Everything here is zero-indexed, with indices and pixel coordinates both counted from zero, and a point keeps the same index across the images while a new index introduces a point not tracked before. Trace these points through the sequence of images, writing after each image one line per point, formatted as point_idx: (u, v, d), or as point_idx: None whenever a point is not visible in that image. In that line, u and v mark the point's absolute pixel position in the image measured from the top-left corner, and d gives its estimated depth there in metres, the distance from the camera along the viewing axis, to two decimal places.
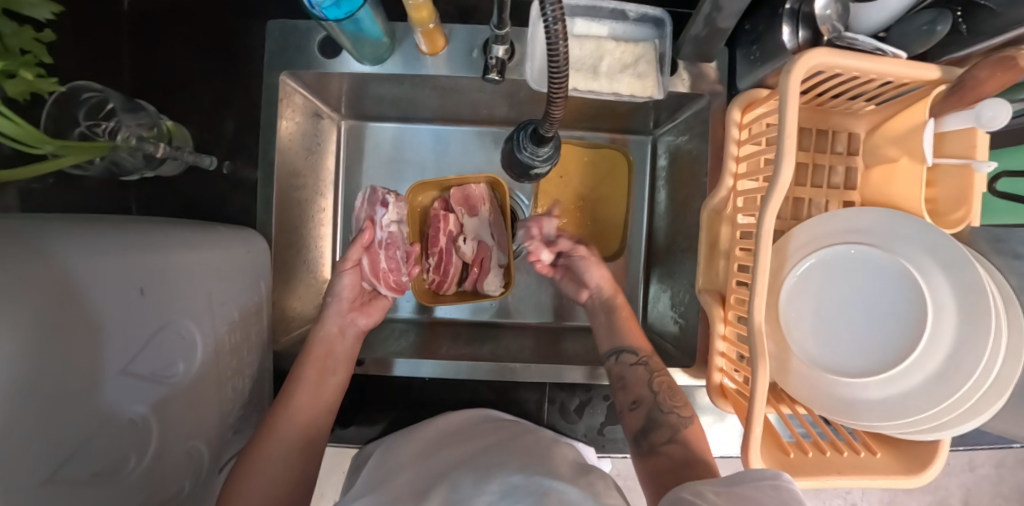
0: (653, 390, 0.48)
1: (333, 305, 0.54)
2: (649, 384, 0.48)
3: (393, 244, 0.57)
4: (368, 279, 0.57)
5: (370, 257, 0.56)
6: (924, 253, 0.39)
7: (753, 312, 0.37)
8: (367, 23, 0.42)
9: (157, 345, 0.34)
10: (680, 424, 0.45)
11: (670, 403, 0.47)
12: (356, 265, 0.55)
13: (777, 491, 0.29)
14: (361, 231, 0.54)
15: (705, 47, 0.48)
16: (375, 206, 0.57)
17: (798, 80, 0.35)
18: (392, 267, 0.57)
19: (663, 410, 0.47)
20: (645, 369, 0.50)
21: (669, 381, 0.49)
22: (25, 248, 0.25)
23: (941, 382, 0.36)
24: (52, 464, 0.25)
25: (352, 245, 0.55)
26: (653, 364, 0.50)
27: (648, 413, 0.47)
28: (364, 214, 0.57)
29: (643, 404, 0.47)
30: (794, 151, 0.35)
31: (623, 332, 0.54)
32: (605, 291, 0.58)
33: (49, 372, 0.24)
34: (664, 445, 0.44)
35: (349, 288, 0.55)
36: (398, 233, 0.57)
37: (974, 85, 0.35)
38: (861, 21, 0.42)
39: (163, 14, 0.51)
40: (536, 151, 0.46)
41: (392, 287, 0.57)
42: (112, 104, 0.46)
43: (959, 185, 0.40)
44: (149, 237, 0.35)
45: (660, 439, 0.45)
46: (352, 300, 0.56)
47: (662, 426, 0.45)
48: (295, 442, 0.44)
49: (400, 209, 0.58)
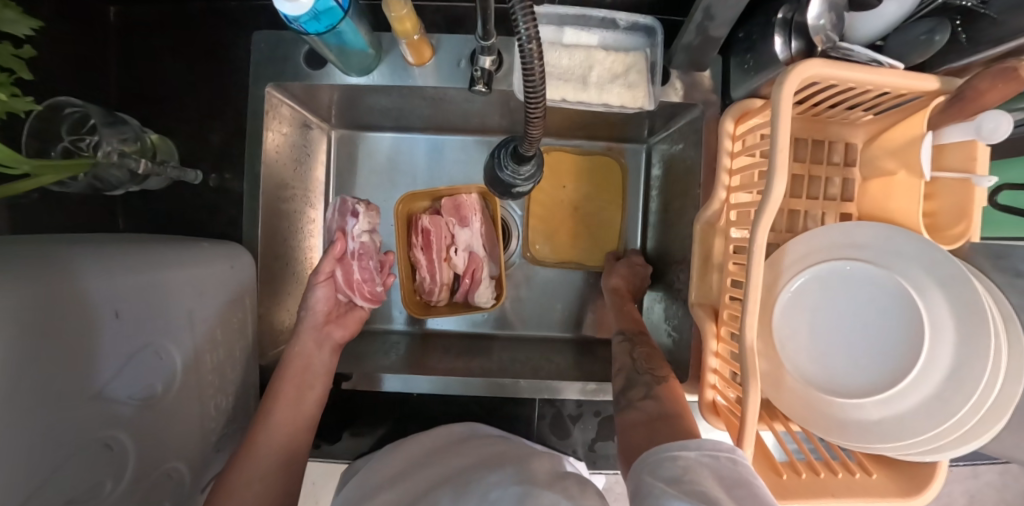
0: (632, 358, 0.49)
1: (307, 318, 0.53)
2: (630, 354, 0.49)
3: (367, 254, 0.56)
4: (343, 289, 0.56)
5: (343, 268, 0.56)
6: (922, 270, 0.37)
7: (744, 332, 0.36)
8: (350, 35, 0.41)
9: (132, 368, 0.33)
10: (657, 382, 0.44)
11: (647, 366, 0.47)
12: (329, 277, 0.55)
13: (733, 464, 0.30)
14: (332, 243, 0.54)
15: (698, 55, 0.47)
16: (345, 216, 0.56)
17: (792, 90, 0.33)
18: (365, 277, 0.56)
19: (640, 372, 0.46)
20: (628, 343, 0.51)
21: (648, 352, 0.49)
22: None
23: (939, 404, 0.35)
24: (22, 493, 0.25)
25: (325, 257, 0.55)
26: (638, 339, 0.52)
27: (628, 375, 0.47)
28: (335, 225, 0.56)
29: (624, 370, 0.48)
30: (786, 165, 0.33)
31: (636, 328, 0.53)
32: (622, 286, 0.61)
33: (14, 403, 0.23)
34: (640, 400, 0.43)
35: (324, 300, 0.54)
36: (371, 243, 0.56)
37: (975, 96, 0.34)
38: (856, 31, 0.40)
39: (149, 25, 0.51)
40: (518, 170, 0.45)
41: (367, 298, 0.57)
42: (93, 120, 0.44)
43: (959, 198, 0.38)
44: (127, 256, 0.35)
45: (637, 395, 0.44)
46: (327, 313, 0.55)
47: (638, 383, 0.45)
48: (275, 460, 0.43)
49: (373, 218, 0.57)
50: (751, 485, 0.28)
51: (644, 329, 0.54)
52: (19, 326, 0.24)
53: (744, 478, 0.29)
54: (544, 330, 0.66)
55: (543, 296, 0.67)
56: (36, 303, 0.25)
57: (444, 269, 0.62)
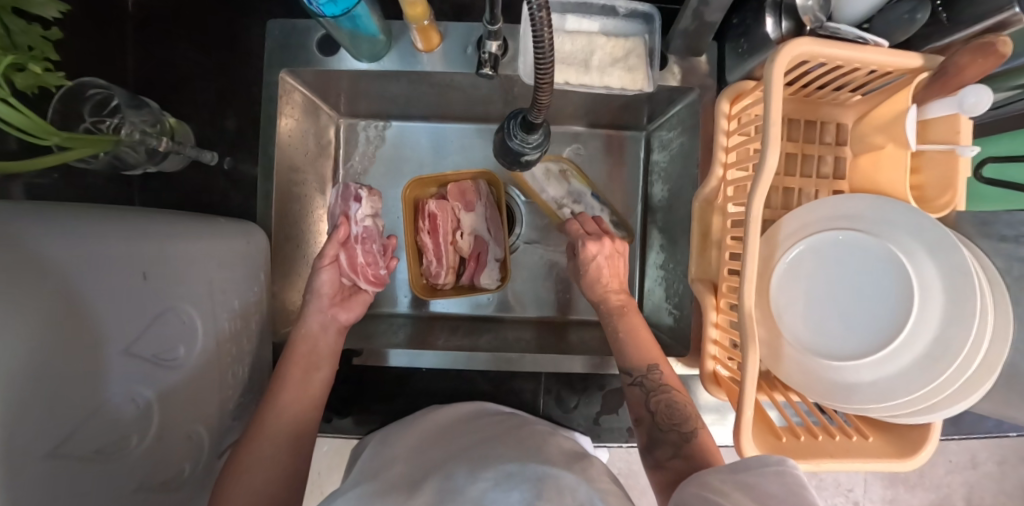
0: (650, 410, 0.47)
1: (313, 301, 0.54)
2: (646, 404, 0.48)
3: (370, 238, 0.58)
4: (347, 274, 0.57)
5: (347, 252, 0.56)
6: (910, 237, 0.39)
7: (743, 299, 0.37)
8: (364, 20, 0.43)
9: (157, 329, 0.34)
10: (684, 440, 0.44)
11: (669, 421, 0.46)
12: (334, 261, 0.55)
13: (779, 477, 0.30)
14: (336, 227, 0.55)
15: (694, 40, 0.50)
16: (348, 201, 0.57)
17: (783, 68, 0.35)
18: (370, 261, 0.58)
19: (663, 429, 0.46)
20: (641, 389, 0.48)
21: (667, 399, 0.47)
22: (41, 227, 0.26)
23: (930, 364, 0.37)
24: (57, 436, 0.26)
25: (328, 241, 0.55)
26: (652, 380, 0.48)
27: (651, 431, 0.46)
28: (338, 211, 0.57)
29: (645, 423, 0.47)
30: (780, 137, 0.35)
31: (626, 346, 0.51)
32: (602, 293, 0.57)
33: (51, 344, 0.24)
34: (669, 461, 0.43)
35: (329, 283, 0.55)
36: (374, 228, 0.58)
37: (956, 71, 0.36)
38: (843, 12, 0.43)
39: (167, 14, 0.53)
40: (526, 139, 0.47)
41: (371, 282, 0.58)
42: (117, 101, 0.47)
43: (945, 169, 0.40)
44: (151, 225, 0.36)
45: (665, 455, 0.44)
46: (332, 296, 0.55)
47: (664, 443, 0.45)
48: (288, 431, 0.44)
49: (375, 203, 0.58)
50: (792, 494, 0.28)
51: (653, 362, 0.49)
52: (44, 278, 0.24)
53: (788, 490, 0.29)
54: (547, 312, 0.68)
55: (545, 280, 0.68)
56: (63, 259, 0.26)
57: (444, 252, 0.63)
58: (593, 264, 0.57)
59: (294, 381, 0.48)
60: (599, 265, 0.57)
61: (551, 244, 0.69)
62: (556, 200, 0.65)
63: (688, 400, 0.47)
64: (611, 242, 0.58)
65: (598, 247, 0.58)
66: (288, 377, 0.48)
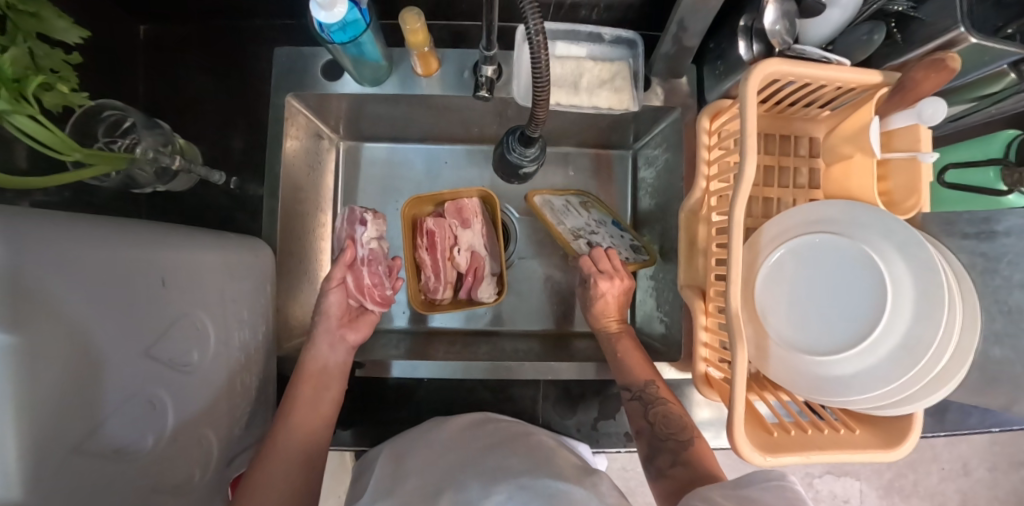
0: (648, 422, 0.48)
1: (322, 322, 0.54)
2: (644, 416, 0.49)
3: (375, 260, 0.60)
4: (354, 296, 0.58)
5: (353, 274, 0.58)
6: (881, 237, 0.42)
7: (729, 301, 0.39)
8: (369, 47, 0.46)
9: (173, 335, 0.35)
10: (681, 448, 0.45)
11: (667, 430, 0.47)
12: (340, 283, 0.56)
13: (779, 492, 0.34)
14: (343, 250, 0.57)
15: (674, 63, 0.54)
16: (354, 224, 0.60)
17: (755, 86, 0.39)
18: (375, 282, 0.59)
19: (661, 438, 0.47)
20: (639, 403, 0.49)
21: (664, 410, 0.48)
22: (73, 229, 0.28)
23: (906, 354, 0.39)
24: (80, 434, 0.26)
25: (335, 264, 0.57)
26: (650, 394, 0.49)
27: (650, 442, 0.47)
28: (344, 233, 0.60)
29: (644, 435, 0.48)
30: (757, 147, 0.38)
31: (622, 364, 0.53)
32: (602, 316, 0.59)
33: (74, 340, 0.25)
34: (670, 468, 0.44)
35: (336, 305, 0.55)
36: (379, 250, 0.60)
37: (913, 85, 0.39)
38: (810, 34, 0.47)
39: (178, 44, 0.56)
40: (524, 152, 0.50)
41: (377, 302, 0.59)
42: (131, 121, 0.49)
43: (908, 178, 0.43)
44: (169, 234, 0.37)
45: (665, 463, 0.45)
46: (340, 317, 0.55)
47: (663, 451, 0.46)
48: (296, 450, 0.44)
49: (380, 226, 0.61)
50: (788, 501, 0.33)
51: (650, 377, 0.50)
52: (73, 278, 0.26)
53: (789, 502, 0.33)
54: (541, 324, 0.69)
55: (540, 292, 0.70)
56: (90, 261, 0.27)
57: (443, 268, 0.65)
58: (602, 299, 0.59)
59: (300, 398, 0.48)
60: (607, 299, 0.59)
61: (546, 257, 0.71)
62: (573, 231, 0.66)
63: (683, 411, 0.49)
64: (622, 281, 0.59)
65: (608, 284, 0.59)
66: (299, 389, 0.48)
